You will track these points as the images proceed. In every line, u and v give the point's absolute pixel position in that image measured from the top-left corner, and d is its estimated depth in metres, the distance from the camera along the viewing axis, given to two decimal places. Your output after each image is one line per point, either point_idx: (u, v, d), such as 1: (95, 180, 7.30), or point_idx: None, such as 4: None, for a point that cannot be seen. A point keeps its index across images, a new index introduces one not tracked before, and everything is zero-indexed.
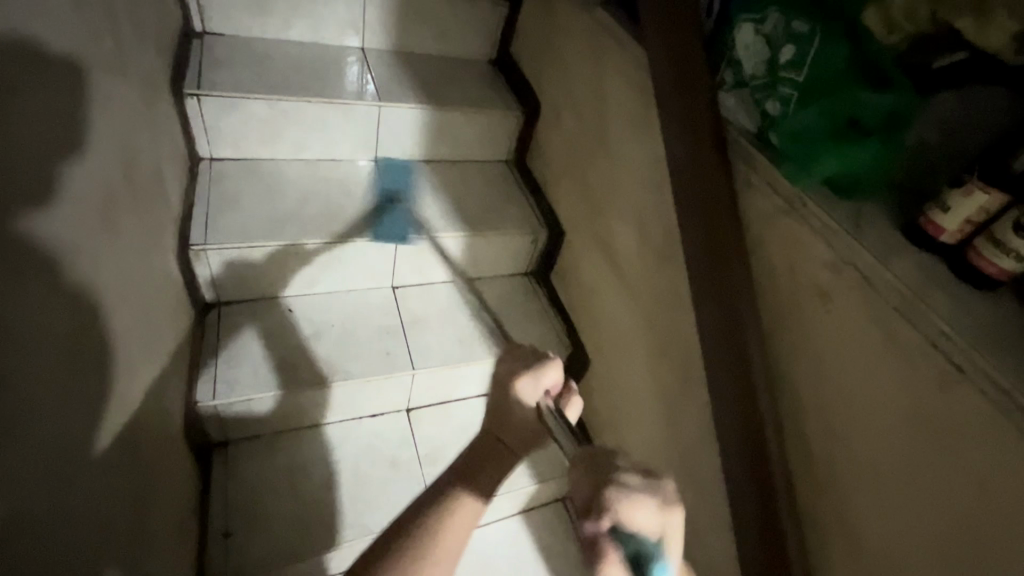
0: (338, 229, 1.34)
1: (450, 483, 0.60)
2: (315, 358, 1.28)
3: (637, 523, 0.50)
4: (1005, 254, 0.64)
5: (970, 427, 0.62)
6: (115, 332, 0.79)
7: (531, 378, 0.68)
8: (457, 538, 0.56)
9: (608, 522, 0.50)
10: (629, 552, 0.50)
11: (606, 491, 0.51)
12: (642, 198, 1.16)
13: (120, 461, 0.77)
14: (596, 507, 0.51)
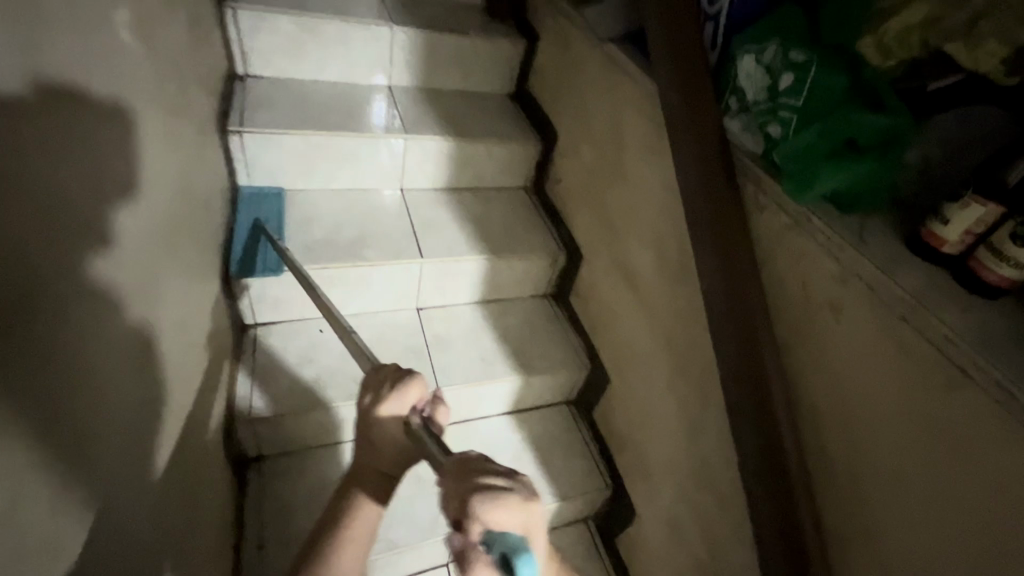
0: (365, 254, 1.42)
1: (359, 488, 0.81)
2: (345, 378, 1.34)
3: (500, 520, 0.55)
4: (1006, 263, 0.68)
5: (977, 425, 0.63)
6: (179, 343, 0.89)
7: (393, 400, 0.76)
8: (361, 532, 0.79)
9: (479, 527, 0.55)
10: (496, 549, 0.54)
11: (474, 494, 0.56)
12: (659, 220, 1.20)
13: (173, 467, 0.84)
14: (461, 507, 0.56)
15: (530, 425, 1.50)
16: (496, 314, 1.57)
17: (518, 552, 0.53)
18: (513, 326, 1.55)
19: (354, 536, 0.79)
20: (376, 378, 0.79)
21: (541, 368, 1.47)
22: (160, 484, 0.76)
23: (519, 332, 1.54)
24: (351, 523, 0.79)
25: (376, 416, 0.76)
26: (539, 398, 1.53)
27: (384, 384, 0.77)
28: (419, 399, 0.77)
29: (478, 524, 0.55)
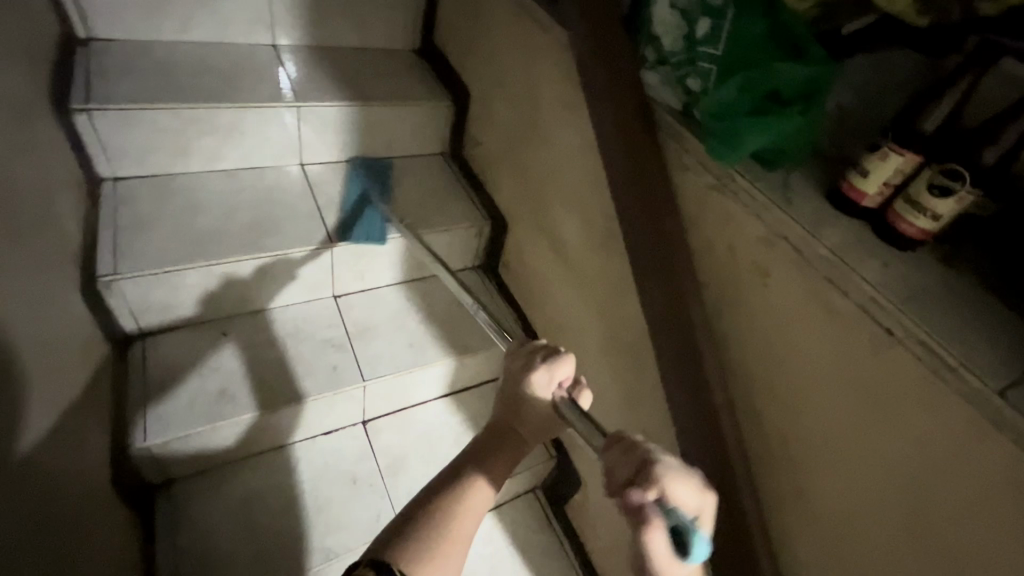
0: (264, 243, 1.25)
1: (476, 467, 0.68)
2: (256, 382, 1.21)
3: (680, 494, 0.55)
4: (922, 215, 0.66)
5: (906, 384, 0.64)
6: (21, 380, 0.74)
7: (546, 369, 0.73)
8: (468, 523, 0.63)
9: (655, 492, 0.55)
10: (673, 518, 0.53)
11: (654, 460, 0.57)
12: (584, 183, 1.13)
13: (34, 528, 0.70)
14: (647, 470, 0.56)
15: (469, 405, 1.45)
16: (423, 295, 1.47)
17: (691, 531, 0.54)
18: (442, 306, 1.46)
19: (455, 533, 0.62)
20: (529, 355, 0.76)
21: (474, 348, 1.40)
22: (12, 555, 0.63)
23: (449, 311, 1.45)
24: (460, 508, 0.64)
25: (528, 386, 0.73)
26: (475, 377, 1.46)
27: (537, 356, 0.75)
28: (568, 376, 0.74)
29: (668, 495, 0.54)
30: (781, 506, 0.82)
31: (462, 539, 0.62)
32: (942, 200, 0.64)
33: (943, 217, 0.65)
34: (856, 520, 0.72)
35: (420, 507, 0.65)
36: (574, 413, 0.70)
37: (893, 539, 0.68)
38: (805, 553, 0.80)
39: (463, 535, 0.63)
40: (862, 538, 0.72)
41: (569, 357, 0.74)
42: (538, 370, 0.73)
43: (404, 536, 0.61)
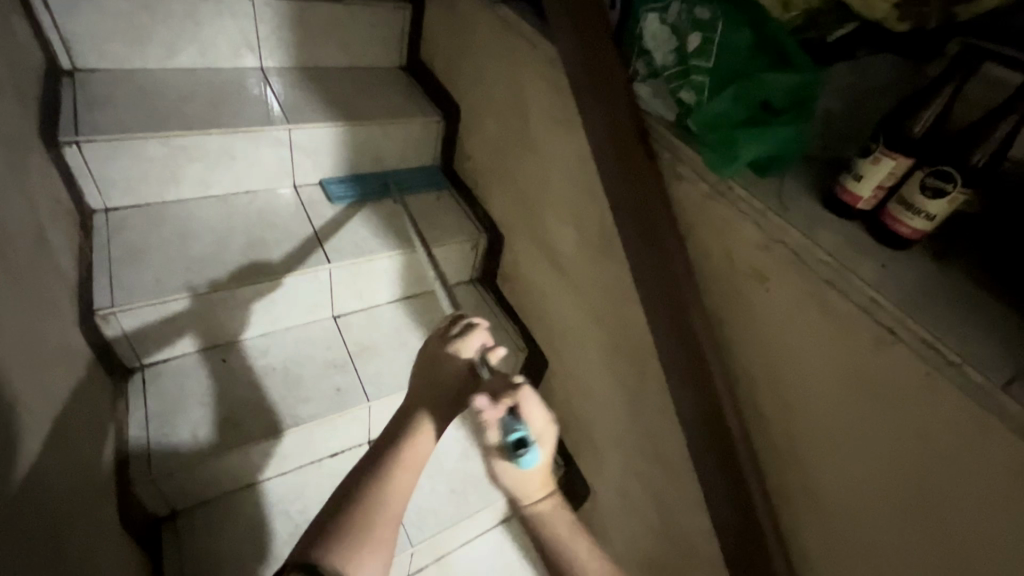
0: (260, 268, 1.24)
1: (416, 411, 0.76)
2: (258, 407, 1.20)
3: (529, 414, 0.74)
4: (917, 215, 0.67)
5: (910, 382, 0.64)
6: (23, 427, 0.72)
7: (463, 339, 0.81)
8: (412, 463, 0.70)
9: (510, 403, 0.73)
10: (519, 431, 0.73)
11: (515, 388, 0.74)
12: (579, 194, 1.14)
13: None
14: (504, 391, 0.74)
15: None
16: (422, 311, 1.47)
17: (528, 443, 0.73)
18: (441, 321, 1.46)
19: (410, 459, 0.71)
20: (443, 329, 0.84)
21: None
22: None
23: None
24: (403, 451, 0.71)
25: (448, 347, 0.81)
26: None
27: (451, 328, 0.84)
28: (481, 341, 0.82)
29: (514, 411, 0.74)
30: (795, 506, 0.82)
31: (406, 477, 0.69)
32: (935, 200, 0.65)
33: (936, 216, 0.67)
34: (868, 515, 0.73)
35: (366, 461, 0.71)
36: (486, 367, 0.80)
37: (904, 534, 0.69)
38: (819, 555, 0.80)
39: (407, 473, 0.69)
40: (875, 533, 0.72)
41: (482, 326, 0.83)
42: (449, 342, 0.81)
43: (354, 488, 0.67)
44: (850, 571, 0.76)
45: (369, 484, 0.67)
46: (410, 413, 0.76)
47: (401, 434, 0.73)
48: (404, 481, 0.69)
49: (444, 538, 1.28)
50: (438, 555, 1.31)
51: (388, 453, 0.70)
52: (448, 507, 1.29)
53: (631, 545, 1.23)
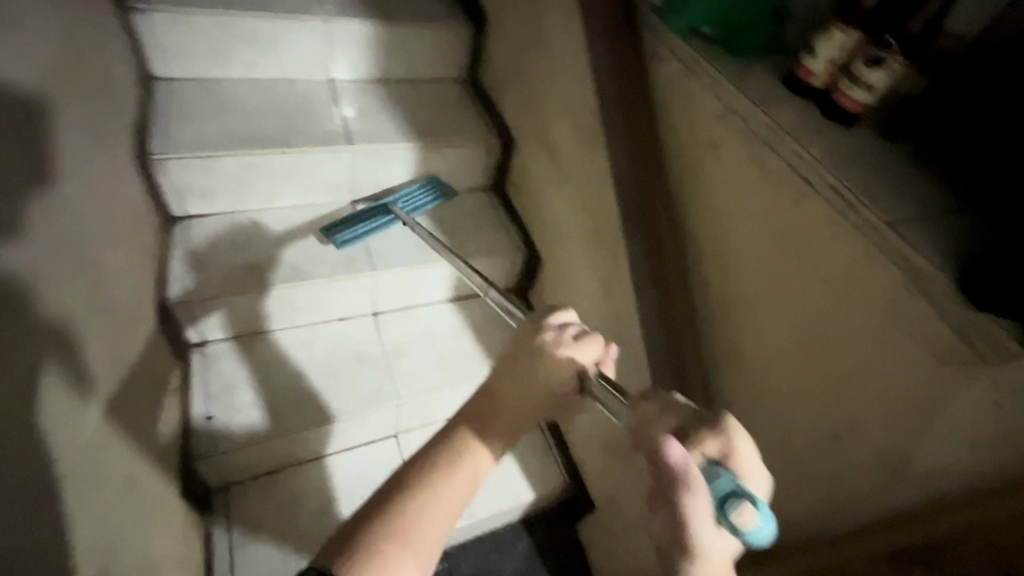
0: (290, 141, 1.38)
1: (470, 424, 0.61)
2: (280, 263, 1.36)
3: (745, 460, 0.49)
4: (858, 86, 0.71)
5: (823, 226, 0.70)
6: (88, 207, 0.90)
7: (576, 346, 0.67)
8: (462, 487, 0.57)
9: (718, 449, 0.49)
10: (726, 479, 0.46)
11: (712, 417, 0.51)
12: (580, 90, 1.21)
13: (95, 321, 0.87)
14: (700, 426, 0.50)
15: (470, 309, 1.58)
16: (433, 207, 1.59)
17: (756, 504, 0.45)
18: (450, 217, 1.57)
19: (462, 479, 0.58)
20: (545, 328, 0.69)
21: (475, 255, 1.52)
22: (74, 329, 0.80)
23: (456, 222, 1.57)
24: (460, 458, 0.58)
25: (562, 352, 0.67)
26: (476, 285, 1.58)
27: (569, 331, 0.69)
28: (596, 356, 0.68)
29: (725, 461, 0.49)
30: (721, 372, 0.89)
31: (450, 501, 0.56)
32: (875, 70, 0.69)
33: (877, 88, 0.71)
34: (771, 359, 0.80)
35: (410, 471, 0.58)
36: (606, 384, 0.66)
37: (796, 372, 0.76)
38: (735, 414, 0.87)
39: (453, 496, 0.56)
40: (773, 376, 0.80)
41: (600, 337, 0.70)
42: (555, 343, 0.67)
43: (393, 504, 0.55)
44: (749, 410, 0.85)
45: (408, 498, 0.55)
46: (476, 419, 0.62)
47: (456, 444, 0.59)
48: (448, 507, 0.56)
49: (429, 400, 1.43)
50: (423, 420, 1.48)
51: (434, 465, 0.58)
52: (435, 373, 1.44)
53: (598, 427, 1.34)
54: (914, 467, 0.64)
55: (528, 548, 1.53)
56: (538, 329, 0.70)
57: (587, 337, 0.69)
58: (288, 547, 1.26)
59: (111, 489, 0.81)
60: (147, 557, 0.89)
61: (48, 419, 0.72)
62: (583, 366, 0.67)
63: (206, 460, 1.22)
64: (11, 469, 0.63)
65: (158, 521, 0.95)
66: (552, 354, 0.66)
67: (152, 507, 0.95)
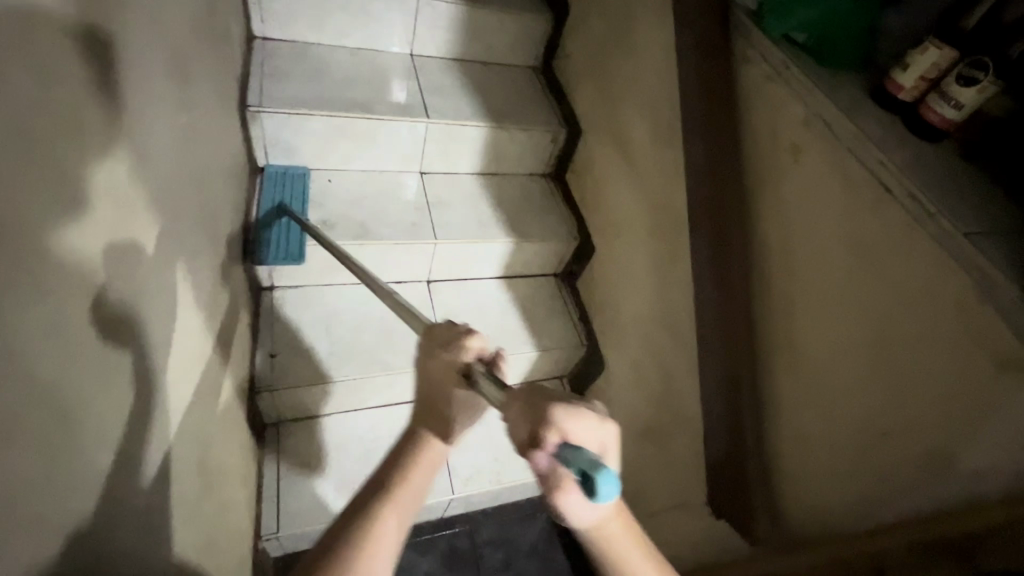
0: (372, 108, 1.46)
1: (423, 427, 0.66)
2: (350, 222, 1.44)
3: (574, 429, 0.49)
4: (948, 102, 0.74)
5: (895, 234, 0.73)
6: (211, 146, 0.99)
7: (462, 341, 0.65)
8: (412, 497, 0.61)
9: (555, 437, 0.49)
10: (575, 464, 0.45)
11: (545, 414, 0.50)
12: (659, 86, 1.25)
13: (207, 249, 0.96)
14: (535, 404, 0.51)
15: (519, 289, 1.63)
16: (495, 187, 1.64)
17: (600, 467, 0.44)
18: (510, 198, 1.63)
19: (422, 472, 0.63)
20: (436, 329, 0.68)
21: (532, 237, 1.57)
22: (195, 252, 0.88)
23: (516, 203, 1.62)
24: (418, 457, 0.64)
25: (441, 352, 0.65)
26: (527, 266, 1.64)
27: (447, 327, 0.68)
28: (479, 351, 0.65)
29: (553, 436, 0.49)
30: (772, 368, 0.93)
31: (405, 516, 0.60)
32: (967, 87, 0.72)
33: (967, 105, 0.73)
34: (826, 360, 0.83)
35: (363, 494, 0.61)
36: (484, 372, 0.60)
37: (852, 373, 0.80)
38: (781, 407, 0.91)
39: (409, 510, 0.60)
40: (827, 376, 0.84)
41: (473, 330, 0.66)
42: (440, 347, 0.65)
43: (359, 508, 0.59)
44: (798, 407, 0.88)
45: (360, 518, 0.58)
46: (425, 418, 0.66)
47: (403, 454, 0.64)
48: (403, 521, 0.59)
49: None
50: None
51: (389, 477, 0.62)
52: (481, 344, 1.51)
53: (635, 414, 1.39)
54: (961, 468, 0.67)
55: (550, 526, 1.58)
56: (432, 331, 0.67)
57: (467, 338, 0.65)
58: (331, 486, 1.34)
59: (206, 398, 0.90)
60: (223, 466, 0.98)
61: (190, 322, 0.82)
62: (463, 365, 0.63)
63: (269, 394, 1.31)
64: (173, 361, 0.73)
65: (231, 438, 1.04)
66: (439, 355, 0.65)
67: (228, 424, 1.03)
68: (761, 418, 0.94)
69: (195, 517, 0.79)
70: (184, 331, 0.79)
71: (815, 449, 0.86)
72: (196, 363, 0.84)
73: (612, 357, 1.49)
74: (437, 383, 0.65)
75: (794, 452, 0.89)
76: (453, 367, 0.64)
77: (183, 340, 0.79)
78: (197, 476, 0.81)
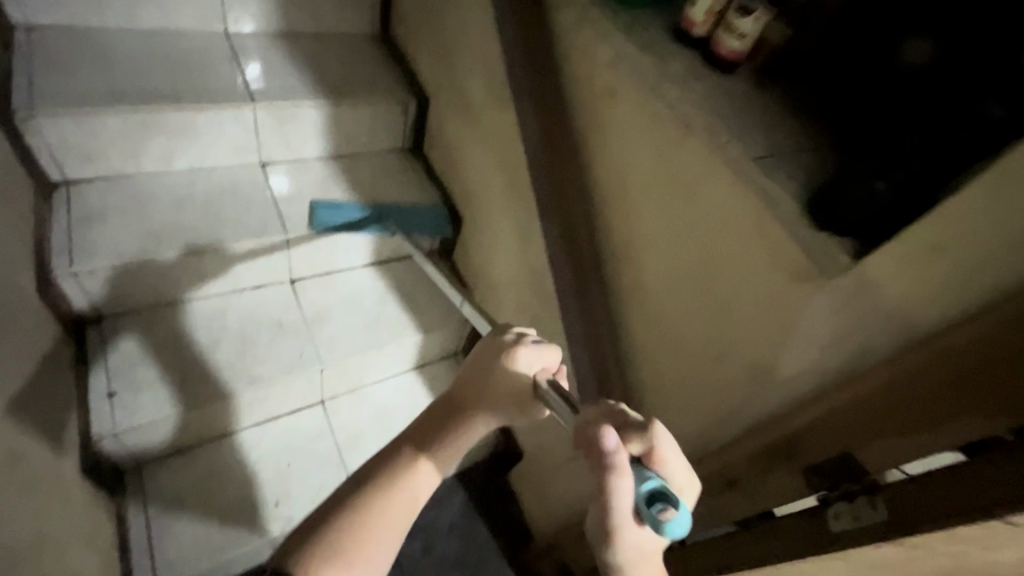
0: (181, 96, 1.28)
1: (424, 438, 0.67)
2: (182, 230, 1.27)
3: (664, 458, 0.56)
4: (732, 35, 0.75)
5: (703, 163, 0.76)
6: None
7: (530, 350, 0.70)
8: (405, 501, 0.63)
9: (639, 447, 0.57)
10: (653, 482, 0.53)
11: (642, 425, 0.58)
12: (490, 43, 1.20)
13: None
14: (630, 431, 0.57)
15: (393, 272, 1.55)
16: (350, 169, 1.53)
17: (674, 500, 0.51)
18: (366, 178, 1.52)
19: (408, 484, 0.64)
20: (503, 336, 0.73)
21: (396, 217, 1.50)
22: None
23: (373, 183, 1.52)
24: (410, 467, 0.65)
25: (507, 360, 0.69)
26: (399, 248, 1.56)
27: (510, 337, 0.73)
28: (545, 363, 0.71)
29: (651, 464, 0.56)
30: (626, 310, 0.95)
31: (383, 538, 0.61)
32: (746, 18, 0.73)
33: (750, 36, 0.75)
34: (664, 294, 0.87)
35: (342, 499, 0.62)
36: (557, 393, 0.66)
37: (685, 302, 0.84)
38: (639, 346, 0.94)
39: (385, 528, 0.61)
40: (665, 308, 0.88)
41: (556, 345, 0.73)
42: (509, 352, 0.70)
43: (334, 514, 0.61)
44: (648, 343, 0.93)
45: (355, 510, 0.61)
46: (428, 431, 0.68)
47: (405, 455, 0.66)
48: (396, 519, 0.62)
49: (354, 363, 1.41)
50: (352, 385, 1.47)
51: (374, 484, 0.63)
52: (360, 336, 1.43)
53: None
54: (779, 375, 0.73)
55: (467, 504, 1.56)
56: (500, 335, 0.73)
57: (522, 346, 0.71)
58: (213, 519, 1.23)
59: None
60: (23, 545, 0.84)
61: None
62: (530, 376, 0.69)
63: (110, 440, 1.14)
64: None
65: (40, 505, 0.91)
66: (498, 370, 0.69)
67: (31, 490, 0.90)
68: (622, 361, 0.97)
69: None
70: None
71: (670, 380, 0.90)
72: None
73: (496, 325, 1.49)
74: (494, 398, 0.68)
75: (655, 384, 0.93)
76: (511, 385, 0.69)
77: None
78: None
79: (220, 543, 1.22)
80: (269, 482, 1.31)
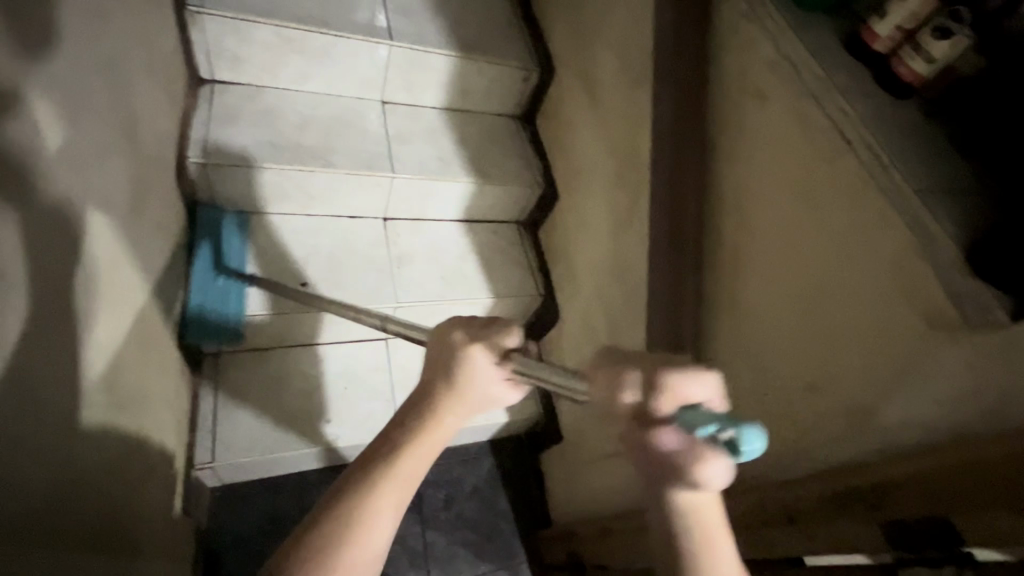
0: (327, 22, 1.33)
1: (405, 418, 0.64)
2: (300, 147, 1.34)
3: (689, 389, 0.52)
4: (917, 56, 0.70)
5: (847, 184, 0.72)
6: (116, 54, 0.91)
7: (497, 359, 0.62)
8: (393, 498, 0.59)
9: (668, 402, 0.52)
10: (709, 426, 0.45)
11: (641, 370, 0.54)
12: (636, 26, 1.18)
13: (111, 165, 0.88)
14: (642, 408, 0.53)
15: (478, 233, 1.57)
16: (460, 124, 1.55)
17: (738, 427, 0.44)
18: (473, 136, 1.54)
19: (406, 469, 0.61)
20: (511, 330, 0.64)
21: (493, 180, 1.51)
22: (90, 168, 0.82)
23: (478, 142, 1.54)
24: (410, 447, 0.61)
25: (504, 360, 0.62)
26: (490, 211, 1.58)
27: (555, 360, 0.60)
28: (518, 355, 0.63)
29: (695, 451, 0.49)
30: (722, 321, 0.92)
31: (372, 537, 0.58)
32: (941, 41, 0.68)
33: (938, 60, 0.69)
34: (767, 311, 0.85)
35: (336, 493, 0.59)
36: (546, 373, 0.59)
37: (788, 324, 0.81)
38: (721, 358, 0.93)
39: (375, 527, 0.58)
40: (765, 325, 0.85)
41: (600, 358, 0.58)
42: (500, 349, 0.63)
43: (320, 513, 0.58)
44: (732, 355, 0.91)
45: (346, 506, 0.57)
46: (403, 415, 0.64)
47: (399, 438, 0.62)
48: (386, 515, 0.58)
49: (423, 311, 1.46)
50: (415, 330, 1.50)
51: (362, 479, 0.59)
52: (432, 285, 1.47)
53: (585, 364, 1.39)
54: (877, 422, 0.70)
55: (497, 474, 1.58)
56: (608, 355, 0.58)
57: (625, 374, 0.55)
58: (271, 418, 1.32)
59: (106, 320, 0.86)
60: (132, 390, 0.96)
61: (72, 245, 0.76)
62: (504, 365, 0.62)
63: (198, 323, 1.22)
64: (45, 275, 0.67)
65: (145, 360, 1.01)
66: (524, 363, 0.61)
67: (144, 345, 1.01)
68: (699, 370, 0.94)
69: (80, 445, 0.76)
70: (67, 235, 0.75)
71: (747, 398, 0.89)
72: (85, 271, 0.81)
73: (569, 307, 1.48)
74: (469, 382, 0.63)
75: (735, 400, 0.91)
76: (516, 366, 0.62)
77: (66, 246, 0.75)
78: (82, 390, 0.78)
79: (272, 440, 1.31)
80: (323, 398, 1.38)
